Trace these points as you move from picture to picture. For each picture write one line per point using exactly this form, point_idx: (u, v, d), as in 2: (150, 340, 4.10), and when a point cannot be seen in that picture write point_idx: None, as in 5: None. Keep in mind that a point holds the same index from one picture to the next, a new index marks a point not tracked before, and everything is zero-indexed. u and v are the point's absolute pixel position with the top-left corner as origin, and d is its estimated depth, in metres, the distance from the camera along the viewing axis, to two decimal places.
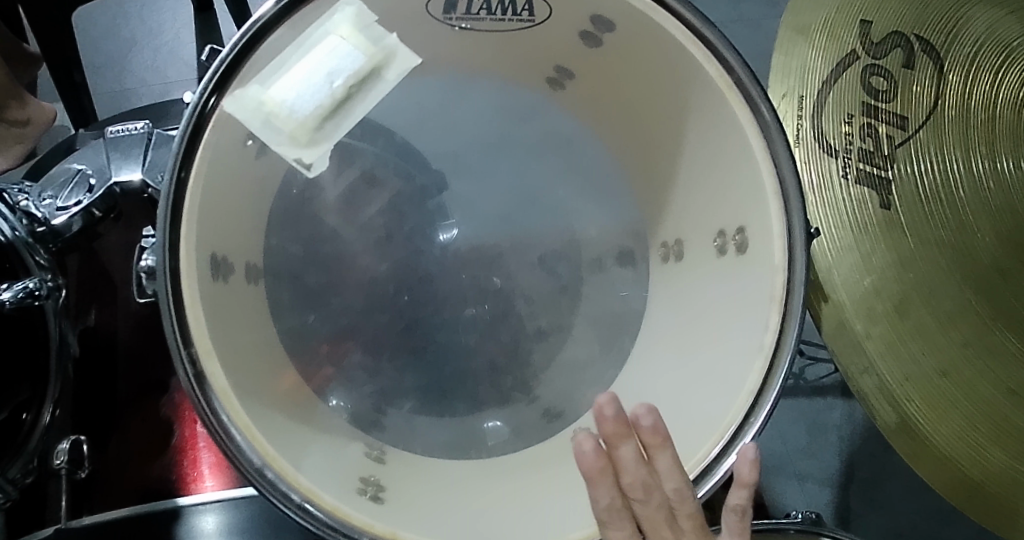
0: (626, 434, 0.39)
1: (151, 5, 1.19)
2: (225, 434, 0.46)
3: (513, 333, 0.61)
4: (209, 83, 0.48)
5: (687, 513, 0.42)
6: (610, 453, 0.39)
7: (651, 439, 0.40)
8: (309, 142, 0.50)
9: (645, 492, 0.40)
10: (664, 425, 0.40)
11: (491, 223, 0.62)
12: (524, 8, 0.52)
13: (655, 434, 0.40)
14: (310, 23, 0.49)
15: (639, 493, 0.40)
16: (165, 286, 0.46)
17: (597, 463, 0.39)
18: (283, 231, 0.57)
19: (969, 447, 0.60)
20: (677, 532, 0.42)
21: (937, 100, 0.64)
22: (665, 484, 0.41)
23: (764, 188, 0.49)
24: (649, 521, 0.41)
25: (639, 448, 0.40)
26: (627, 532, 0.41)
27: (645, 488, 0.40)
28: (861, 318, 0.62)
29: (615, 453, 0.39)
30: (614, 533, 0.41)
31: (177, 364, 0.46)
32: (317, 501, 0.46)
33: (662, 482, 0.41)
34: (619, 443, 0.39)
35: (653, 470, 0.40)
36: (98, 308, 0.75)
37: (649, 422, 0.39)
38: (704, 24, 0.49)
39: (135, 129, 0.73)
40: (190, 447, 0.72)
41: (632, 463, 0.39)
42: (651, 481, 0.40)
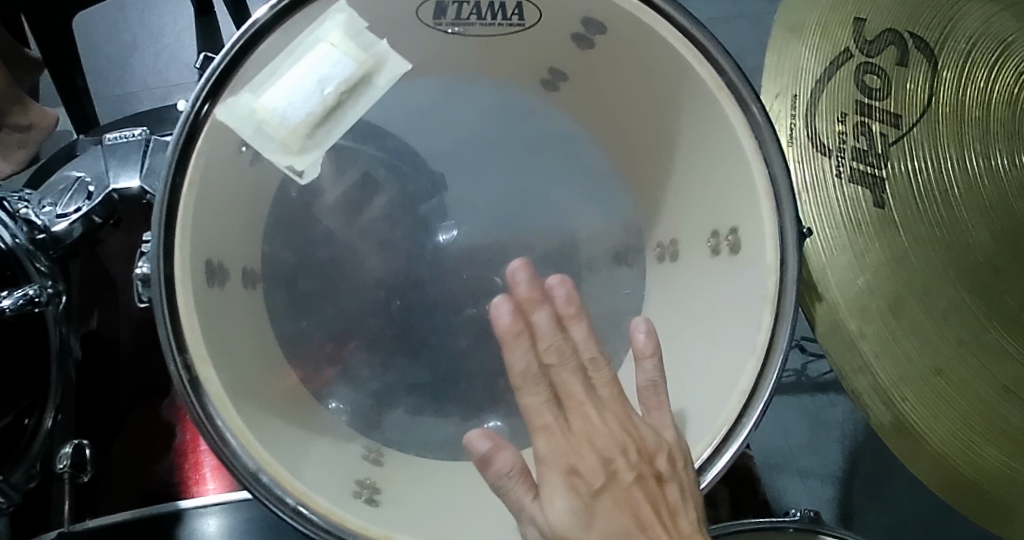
0: (542, 300, 0.43)
1: (152, 9, 1.19)
2: (219, 439, 0.47)
3: None
4: (201, 90, 0.48)
5: (603, 381, 0.44)
6: (525, 316, 0.43)
7: (566, 309, 0.44)
8: (299, 150, 0.50)
9: (560, 361, 0.43)
10: (577, 295, 0.44)
11: (488, 223, 0.62)
12: (514, 13, 0.53)
13: (570, 305, 0.44)
14: (301, 30, 0.50)
15: (555, 358, 0.43)
16: (161, 294, 0.47)
17: (513, 324, 0.42)
18: (275, 238, 0.57)
19: (962, 446, 0.60)
20: (593, 398, 0.43)
21: (931, 98, 0.64)
22: (580, 353, 0.43)
23: (756, 189, 0.50)
24: (563, 386, 0.43)
25: (553, 315, 0.43)
26: (543, 397, 0.42)
27: (559, 352, 0.43)
28: (854, 317, 0.62)
29: (531, 317, 0.43)
30: (530, 399, 0.42)
31: (172, 368, 0.47)
32: (312, 505, 0.47)
33: (577, 353, 0.43)
34: (532, 309, 0.43)
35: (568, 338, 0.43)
36: (100, 311, 0.77)
37: (564, 292, 0.44)
38: (695, 26, 0.49)
39: (132, 136, 0.74)
40: (191, 450, 0.72)
41: (547, 329, 0.42)
42: (565, 345, 0.43)
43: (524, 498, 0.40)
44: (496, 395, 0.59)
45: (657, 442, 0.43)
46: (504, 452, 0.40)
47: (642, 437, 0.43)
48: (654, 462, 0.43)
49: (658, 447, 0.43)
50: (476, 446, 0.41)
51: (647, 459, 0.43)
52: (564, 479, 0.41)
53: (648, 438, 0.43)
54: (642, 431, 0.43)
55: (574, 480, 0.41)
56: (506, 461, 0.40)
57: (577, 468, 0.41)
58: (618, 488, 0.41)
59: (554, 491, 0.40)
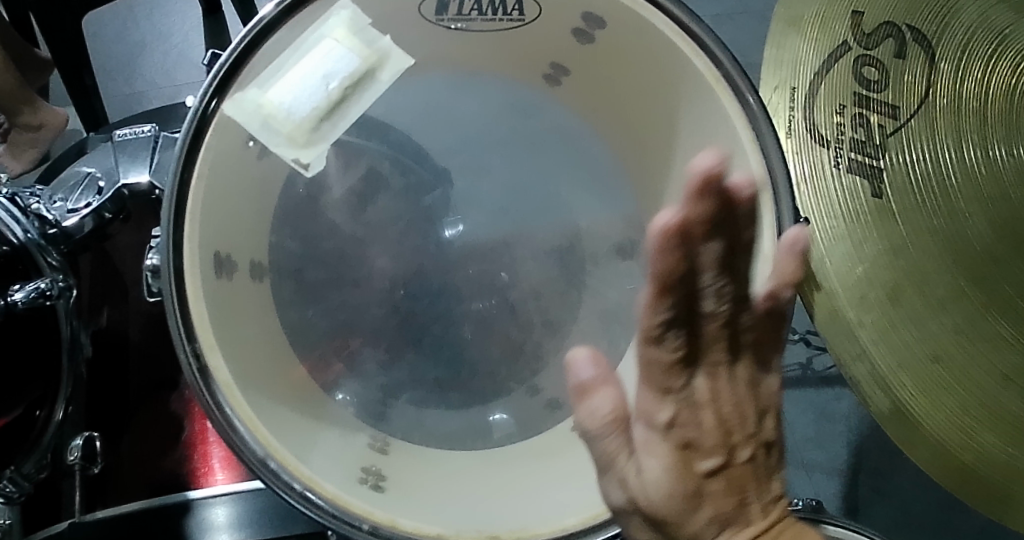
0: (713, 223, 0.34)
1: (161, 8, 1.20)
2: (228, 425, 0.48)
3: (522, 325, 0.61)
4: (209, 87, 0.49)
5: (748, 321, 0.39)
6: (690, 241, 0.34)
7: (788, 268, 0.39)
8: (306, 143, 0.52)
9: (716, 302, 0.37)
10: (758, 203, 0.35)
11: (493, 218, 0.61)
12: (514, 8, 0.54)
13: (745, 216, 0.35)
14: (307, 27, 0.51)
15: (713, 298, 0.37)
16: (172, 287, 0.48)
17: (674, 250, 0.34)
18: (283, 229, 0.58)
19: (959, 432, 0.61)
20: (729, 367, 0.40)
21: (928, 89, 0.65)
22: (734, 289, 0.38)
23: (754, 178, 0.50)
24: (709, 337, 0.39)
25: (728, 244, 0.36)
26: (675, 355, 0.38)
27: (718, 294, 0.37)
28: (853, 306, 0.63)
29: (693, 244, 0.34)
30: (655, 352, 0.38)
31: (181, 356, 0.48)
32: (318, 490, 0.48)
33: (735, 293, 0.38)
34: (698, 233, 0.34)
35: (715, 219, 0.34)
36: (109, 308, 0.79)
37: (748, 203, 0.35)
38: (692, 18, 0.51)
39: (142, 133, 0.75)
40: (201, 442, 0.74)
41: (712, 259, 0.36)
42: (725, 289, 0.37)
43: (620, 455, 0.40)
44: (500, 380, 0.59)
45: (767, 400, 0.42)
46: (607, 388, 0.39)
47: (761, 403, 0.42)
48: (764, 431, 0.42)
49: (769, 405, 0.42)
50: (583, 374, 0.39)
51: (753, 429, 0.41)
52: (677, 452, 0.39)
53: (765, 402, 0.42)
54: (762, 398, 0.42)
55: (688, 453, 0.40)
56: (605, 402, 0.39)
57: (694, 442, 0.40)
58: (731, 464, 0.41)
59: (661, 459, 0.40)
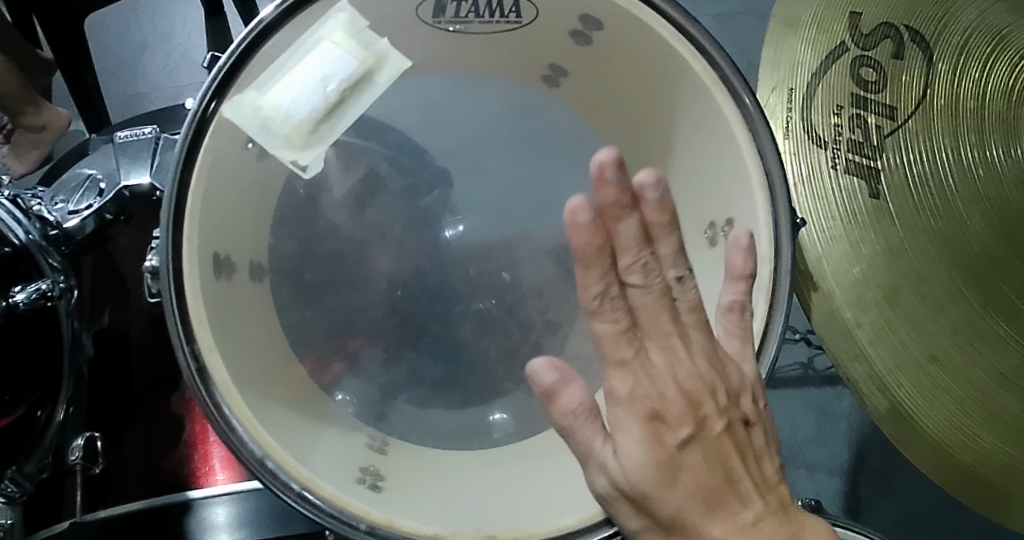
0: (628, 207, 0.40)
1: (163, 10, 1.21)
2: (227, 425, 0.48)
3: (521, 324, 0.61)
4: (208, 89, 0.50)
5: (689, 305, 0.43)
6: (607, 224, 0.41)
7: (655, 216, 0.41)
8: (304, 145, 0.52)
9: (644, 278, 0.42)
10: (669, 201, 0.41)
11: (493, 216, 0.62)
12: (512, 10, 0.54)
13: (659, 212, 0.41)
14: (305, 29, 0.51)
15: (638, 276, 0.42)
16: (170, 286, 0.49)
17: (592, 235, 0.40)
18: (281, 230, 0.59)
19: (959, 433, 0.62)
20: (679, 327, 0.43)
21: (926, 90, 0.65)
22: (667, 270, 0.43)
23: (750, 179, 0.51)
24: (647, 310, 0.43)
25: (641, 224, 0.41)
26: (621, 325, 0.42)
27: (643, 270, 0.42)
28: (850, 306, 0.63)
29: (612, 226, 0.41)
30: (606, 326, 0.42)
31: (180, 357, 0.48)
32: (316, 490, 0.48)
33: (662, 269, 0.42)
34: (617, 216, 0.40)
35: (626, 208, 0.40)
36: (112, 308, 0.78)
37: (655, 197, 0.41)
38: (688, 20, 0.51)
39: (143, 134, 0.75)
40: (201, 443, 0.75)
41: (631, 239, 0.41)
42: (650, 260, 0.42)
43: (594, 439, 0.42)
44: (498, 379, 0.60)
45: (740, 381, 0.45)
46: (569, 388, 0.42)
47: (728, 376, 0.44)
48: (739, 405, 0.45)
49: (741, 387, 0.45)
50: (608, 179, 0.39)
51: (734, 401, 0.44)
52: (645, 425, 0.42)
53: (734, 378, 0.45)
54: (728, 372, 0.44)
55: (658, 426, 0.42)
56: (573, 398, 0.42)
57: (662, 413, 0.42)
58: (707, 438, 0.43)
59: (634, 437, 0.42)
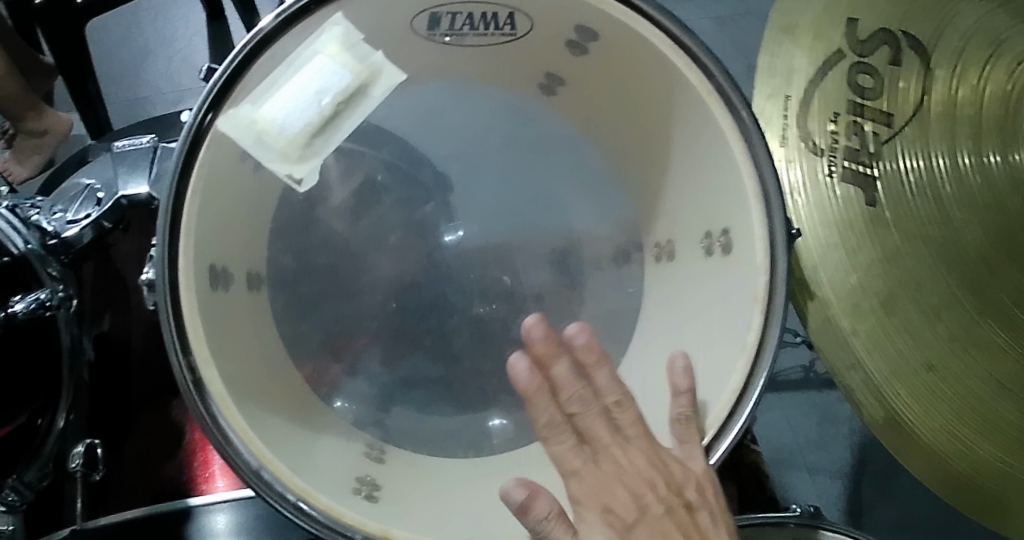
0: (558, 352, 0.45)
1: (164, 14, 1.21)
2: (223, 437, 0.48)
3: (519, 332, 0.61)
4: (204, 101, 0.50)
5: (631, 422, 0.46)
6: (544, 370, 0.45)
7: (586, 355, 0.46)
8: (298, 159, 0.52)
9: (584, 407, 0.46)
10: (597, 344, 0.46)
11: (494, 223, 0.62)
12: (506, 22, 0.54)
13: (590, 353, 0.46)
14: (298, 43, 0.51)
15: (580, 407, 0.46)
16: (166, 296, 0.49)
17: (534, 382, 0.45)
18: (276, 242, 0.59)
19: (957, 443, 0.61)
20: (620, 440, 0.46)
21: (924, 96, 0.65)
22: (604, 397, 0.46)
23: (744, 189, 0.51)
24: (592, 431, 0.46)
25: (574, 365, 0.46)
26: (567, 445, 0.45)
27: (586, 399, 0.45)
28: (846, 314, 0.64)
29: (551, 371, 0.45)
30: (556, 448, 0.45)
31: (177, 371, 0.48)
32: (312, 500, 0.48)
33: (602, 396, 0.46)
34: (551, 363, 0.45)
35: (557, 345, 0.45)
36: (112, 313, 0.80)
37: (583, 342, 0.46)
38: (684, 32, 0.50)
39: (141, 144, 0.76)
40: (201, 449, 0.74)
41: (568, 379, 0.45)
42: (587, 394, 0.45)
43: (565, 538, 0.44)
44: (490, 392, 0.60)
45: (685, 476, 0.46)
46: (540, 500, 0.43)
47: (673, 472, 0.46)
48: (683, 494, 0.46)
49: (687, 480, 0.46)
50: (536, 337, 0.45)
51: (676, 491, 0.46)
52: (600, 518, 0.44)
53: (677, 473, 0.46)
54: (675, 468, 0.46)
55: (609, 518, 0.44)
56: (543, 508, 0.43)
57: (612, 506, 0.45)
58: (650, 520, 0.45)
59: (592, 529, 0.44)
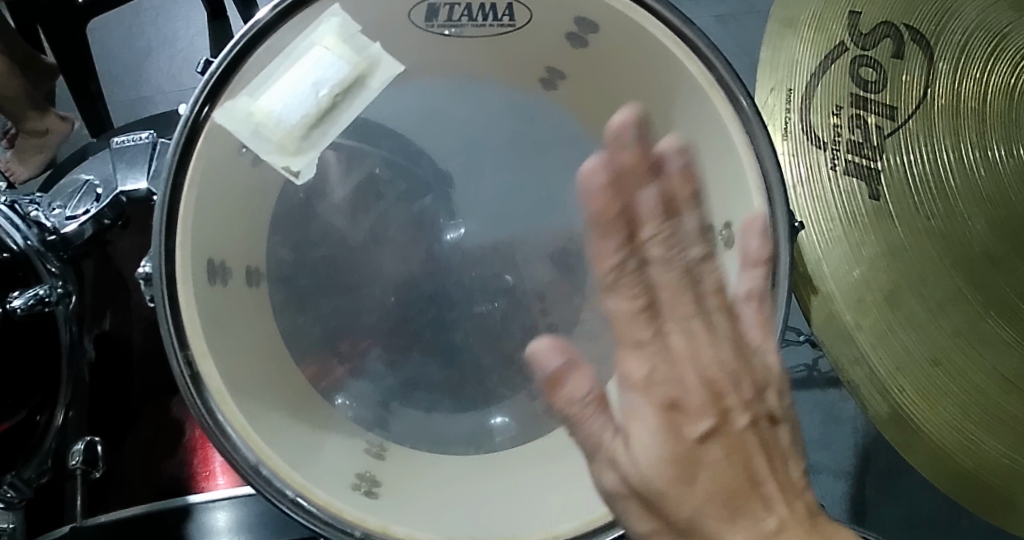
0: (648, 174, 0.39)
1: (165, 14, 1.21)
2: (220, 432, 0.49)
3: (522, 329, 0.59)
4: (201, 93, 0.51)
5: (713, 289, 0.41)
6: (626, 191, 0.39)
7: (680, 187, 0.40)
8: (297, 151, 0.53)
9: (665, 252, 0.40)
10: (694, 169, 0.40)
11: (494, 221, 0.60)
12: (506, 13, 0.54)
13: (683, 181, 0.40)
14: (297, 35, 0.52)
15: (659, 249, 0.40)
16: (163, 293, 0.50)
17: (612, 204, 0.38)
18: (275, 235, 0.58)
19: (960, 437, 0.61)
20: (701, 311, 0.41)
21: (926, 89, 0.64)
22: (690, 248, 0.40)
23: (747, 181, 0.50)
24: (668, 289, 0.40)
25: (664, 196, 0.39)
26: (637, 304, 0.40)
27: (665, 242, 0.40)
28: (850, 309, 0.63)
29: (633, 193, 0.39)
30: (620, 302, 0.40)
31: (175, 366, 0.49)
32: (310, 496, 0.49)
33: (686, 246, 0.40)
34: (636, 180, 0.38)
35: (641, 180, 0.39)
36: (112, 311, 0.79)
37: (677, 166, 0.39)
38: (684, 22, 0.51)
39: (140, 140, 0.76)
40: (201, 446, 0.74)
41: (652, 208, 0.39)
42: (671, 234, 0.40)
43: (605, 432, 0.39)
44: (491, 388, 0.58)
45: (766, 375, 0.42)
46: (579, 375, 0.39)
47: (753, 368, 0.42)
48: (765, 401, 0.41)
49: (767, 381, 0.42)
50: (626, 141, 0.38)
51: (759, 394, 0.41)
52: (664, 414, 0.39)
53: (760, 371, 0.42)
54: (755, 364, 0.42)
55: (675, 416, 0.39)
56: (580, 386, 0.39)
57: (680, 402, 0.39)
58: (730, 431, 0.39)
59: (645, 426, 0.39)
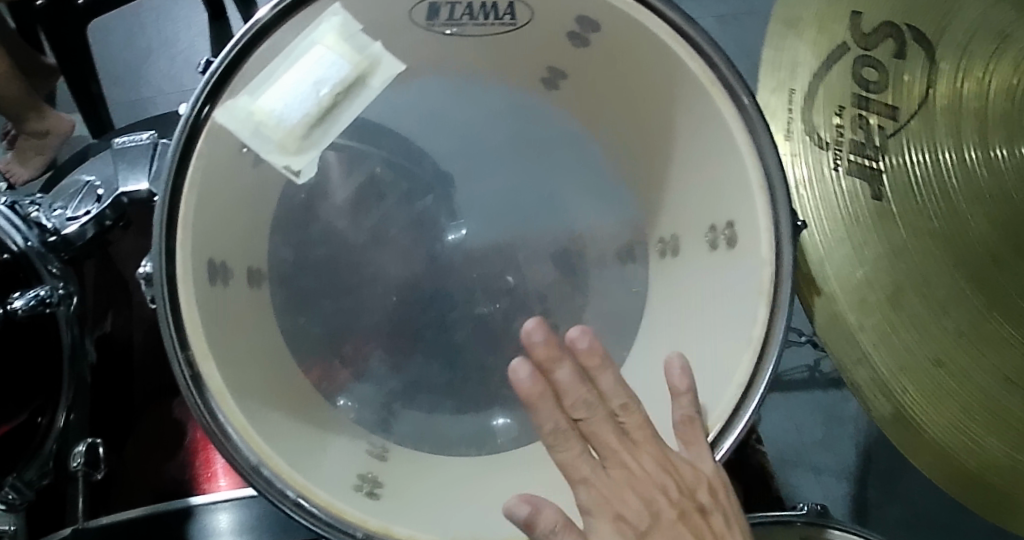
0: (562, 356, 0.45)
1: (166, 15, 1.21)
2: (221, 432, 0.48)
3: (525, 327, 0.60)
4: (202, 92, 0.50)
5: (636, 426, 0.46)
6: (547, 376, 0.45)
7: (587, 359, 0.46)
8: (297, 151, 0.52)
9: (586, 410, 0.45)
10: (598, 346, 0.46)
11: (497, 219, 0.61)
12: (506, 12, 0.53)
13: (592, 355, 0.46)
14: (296, 34, 0.51)
15: (582, 411, 0.45)
16: (163, 291, 0.48)
17: (534, 386, 0.45)
18: (276, 236, 0.58)
19: (964, 437, 0.61)
20: (627, 443, 0.46)
21: (929, 88, 0.64)
22: (611, 401, 0.46)
23: (749, 181, 0.50)
24: (597, 434, 0.46)
25: (577, 369, 0.45)
26: (574, 450, 0.45)
27: (588, 406, 0.45)
28: (853, 309, 0.63)
29: (551, 375, 0.45)
30: (563, 455, 0.45)
31: (175, 366, 0.48)
32: (311, 497, 0.48)
33: (607, 400, 0.46)
34: (552, 367, 0.45)
35: (563, 351, 0.45)
36: (114, 313, 0.80)
37: (584, 345, 0.46)
38: (686, 21, 0.50)
39: (141, 140, 0.76)
40: (202, 447, 0.74)
41: (568, 383, 0.45)
42: (593, 398, 0.45)
43: None
44: (492, 388, 0.59)
45: (695, 477, 0.46)
46: (545, 511, 0.42)
47: (681, 474, 0.45)
48: (696, 497, 0.45)
49: (698, 482, 0.46)
50: (536, 341, 0.45)
51: (688, 494, 0.45)
52: (611, 525, 0.44)
53: (687, 474, 0.46)
54: (681, 468, 0.46)
55: (621, 525, 0.44)
56: (549, 518, 0.42)
57: (623, 513, 0.44)
58: (664, 527, 0.44)
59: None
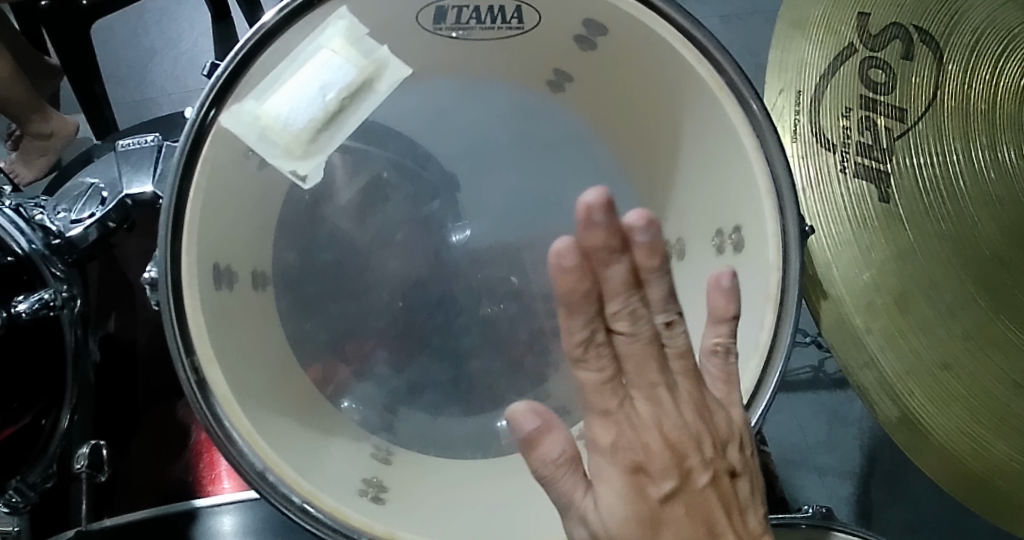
0: (618, 250, 0.36)
1: (170, 15, 1.21)
2: (226, 437, 0.48)
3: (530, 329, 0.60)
4: (208, 96, 0.49)
5: (677, 352, 0.40)
6: (595, 268, 0.37)
7: (646, 258, 0.37)
8: (304, 154, 0.52)
9: (631, 326, 0.38)
10: (662, 242, 0.37)
11: (501, 222, 0.62)
12: (512, 16, 0.53)
13: (651, 254, 0.37)
14: (301, 39, 0.51)
15: (625, 323, 0.38)
16: (169, 298, 0.48)
17: (579, 280, 0.36)
18: (282, 240, 0.58)
19: (971, 442, 0.60)
20: (666, 376, 0.40)
21: (937, 91, 0.64)
22: (655, 315, 0.39)
23: (757, 185, 0.50)
24: (635, 360, 0.39)
25: (631, 268, 0.37)
26: (604, 374, 0.39)
27: (631, 316, 0.38)
28: (860, 312, 0.62)
29: (602, 269, 0.37)
30: (589, 375, 0.39)
31: (180, 371, 0.48)
32: (317, 502, 0.48)
33: (651, 315, 0.39)
34: (605, 261, 0.36)
35: (618, 228, 0.36)
36: (117, 314, 0.80)
37: (646, 239, 0.36)
38: (693, 24, 0.49)
39: (145, 142, 0.75)
40: (206, 449, 0.73)
41: (619, 285, 0.37)
42: (639, 306, 0.38)
43: (577, 490, 0.39)
44: (498, 393, 0.59)
45: (728, 429, 0.42)
46: (553, 437, 0.38)
47: (715, 426, 0.41)
48: (726, 456, 0.41)
49: (729, 435, 0.42)
50: (596, 221, 0.35)
51: (720, 450, 0.41)
52: (627, 476, 0.39)
53: (721, 426, 0.41)
54: (715, 419, 0.41)
55: (639, 477, 0.39)
56: (556, 446, 0.38)
57: (645, 465, 0.39)
58: (691, 489, 0.40)
59: (612, 488, 0.39)
